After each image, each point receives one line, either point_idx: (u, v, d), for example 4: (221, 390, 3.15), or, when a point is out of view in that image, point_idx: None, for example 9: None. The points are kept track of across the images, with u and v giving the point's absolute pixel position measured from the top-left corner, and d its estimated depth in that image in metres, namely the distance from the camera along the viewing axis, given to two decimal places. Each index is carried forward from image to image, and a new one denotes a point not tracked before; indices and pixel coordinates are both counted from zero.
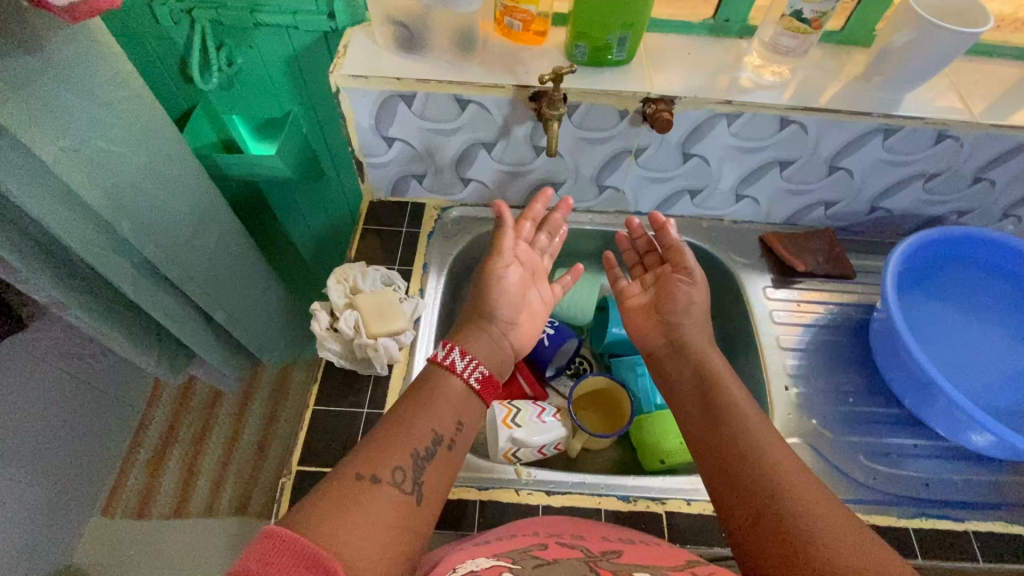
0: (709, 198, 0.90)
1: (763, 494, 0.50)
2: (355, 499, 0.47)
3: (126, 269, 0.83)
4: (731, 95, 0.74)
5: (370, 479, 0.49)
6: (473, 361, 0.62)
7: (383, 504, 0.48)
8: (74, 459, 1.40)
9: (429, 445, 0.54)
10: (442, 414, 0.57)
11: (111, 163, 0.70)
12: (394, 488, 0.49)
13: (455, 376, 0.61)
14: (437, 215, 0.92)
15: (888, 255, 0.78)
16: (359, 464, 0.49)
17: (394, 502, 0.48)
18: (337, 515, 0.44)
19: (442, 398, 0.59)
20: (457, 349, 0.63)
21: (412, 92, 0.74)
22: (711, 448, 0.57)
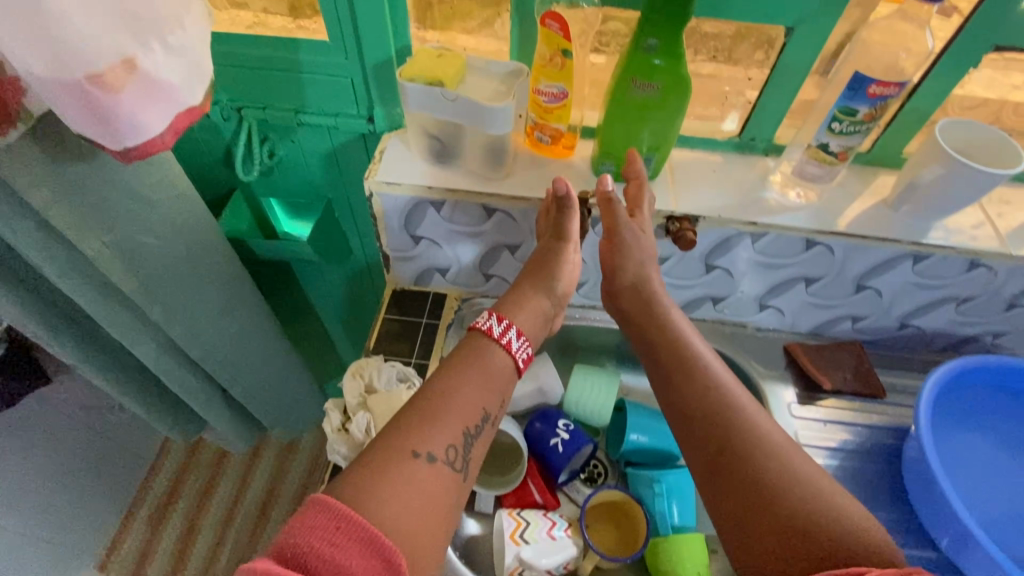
0: (731, 305, 0.89)
1: (733, 440, 0.56)
2: (414, 477, 0.51)
3: (152, 348, 0.85)
4: (755, 217, 0.75)
5: (425, 456, 0.53)
6: (525, 343, 0.66)
7: (435, 477, 0.52)
8: (77, 514, 1.39)
9: (477, 423, 0.58)
10: (487, 394, 0.61)
11: (151, 254, 0.73)
12: (446, 466, 0.54)
13: (504, 348, 0.64)
14: (457, 306, 0.93)
15: (923, 386, 0.75)
16: (416, 442, 0.53)
17: (445, 478, 0.53)
18: (398, 495, 0.49)
19: (483, 369, 0.63)
20: (512, 329, 0.66)
21: (441, 199, 0.76)
22: (682, 398, 0.61)
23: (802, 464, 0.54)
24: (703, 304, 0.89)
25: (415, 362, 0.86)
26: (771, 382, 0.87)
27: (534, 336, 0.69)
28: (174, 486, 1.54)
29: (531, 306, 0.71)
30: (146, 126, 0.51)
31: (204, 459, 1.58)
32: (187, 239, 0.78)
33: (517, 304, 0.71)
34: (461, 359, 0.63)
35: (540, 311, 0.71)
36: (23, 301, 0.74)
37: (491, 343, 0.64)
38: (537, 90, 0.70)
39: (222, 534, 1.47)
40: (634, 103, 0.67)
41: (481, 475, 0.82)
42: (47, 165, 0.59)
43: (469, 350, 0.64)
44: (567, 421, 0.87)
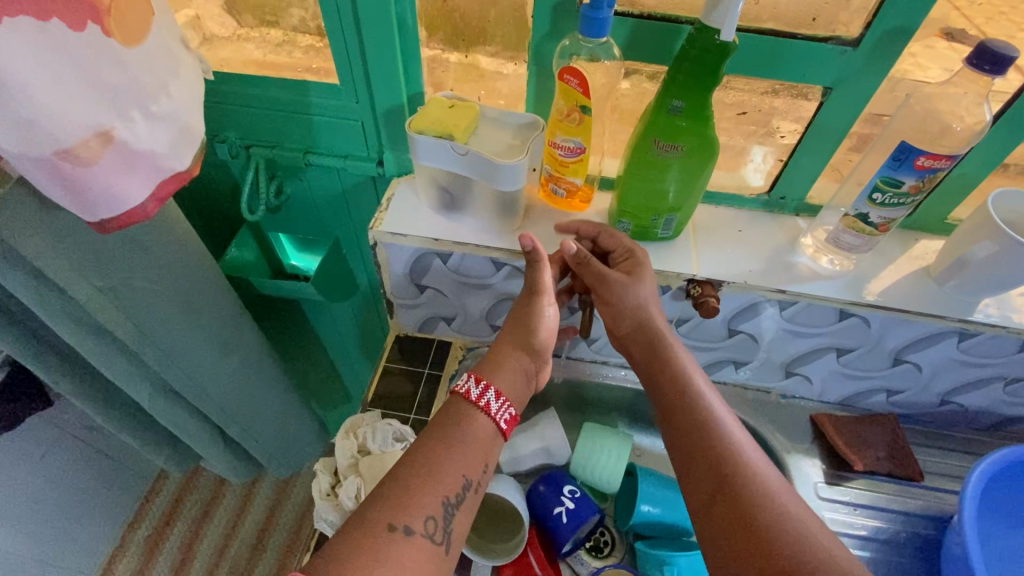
0: (754, 370, 0.83)
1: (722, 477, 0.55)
2: (389, 553, 0.48)
3: (146, 388, 0.83)
4: (783, 284, 0.69)
5: (401, 530, 0.50)
6: (506, 404, 0.61)
7: (414, 557, 0.49)
8: (73, 535, 1.37)
9: (458, 491, 0.54)
10: (470, 459, 0.57)
11: (147, 299, 0.71)
12: (425, 539, 0.50)
13: (484, 412, 0.60)
14: (462, 356, 0.88)
15: (968, 478, 0.67)
16: (391, 513, 0.51)
17: (424, 554, 0.50)
18: (376, 565, 0.47)
19: (470, 437, 0.58)
20: (492, 390, 0.61)
21: (448, 251, 0.72)
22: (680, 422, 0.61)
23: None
24: (724, 366, 0.83)
25: (414, 417, 0.82)
26: (798, 457, 0.80)
27: (522, 400, 0.64)
28: (172, 510, 1.52)
29: (512, 364, 0.65)
30: (126, 196, 0.50)
31: (204, 484, 1.56)
32: (185, 282, 0.75)
33: (495, 364, 0.65)
34: (444, 418, 0.60)
35: (520, 370, 0.66)
36: (16, 341, 0.72)
37: (470, 408, 0.60)
38: (552, 143, 0.67)
39: (217, 563, 1.44)
40: (656, 163, 0.63)
41: (479, 542, 0.76)
42: (39, 214, 0.57)
43: (452, 412, 0.60)
44: (573, 487, 0.81)
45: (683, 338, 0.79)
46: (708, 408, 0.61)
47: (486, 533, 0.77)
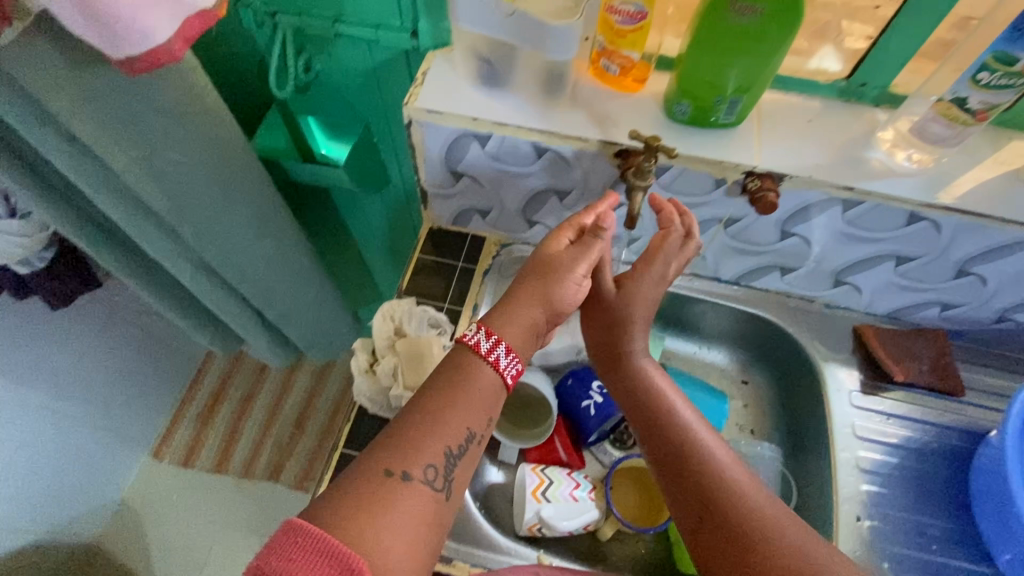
0: (801, 277, 0.79)
1: (707, 484, 0.55)
2: (388, 500, 0.44)
3: (186, 268, 0.85)
4: (852, 181, 0.64)
5: (400, 475, 0.46)
6: (517, 360, 0.55)
7: (412, 503, 0.45)
8: (133, 405, 1.50)
9: (460, 441, 0.50)
10: (473, 410, 0.52)
11: (180, 172, 0.70)
12: (425, 486, 0.47)
13: (491, 367, 0.54)
14: (496, 252, 0.87)
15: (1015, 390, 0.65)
16: (391, 459, 0.47)
17: (424, 500, 0.46)
18: (379, 497, 0.44)
19: (472, 390, 0.53)
20: (503, 345, 0.55)
21: (487, 133, 0.68)
22: (660, 439, 0.59)
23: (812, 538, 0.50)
24: (769, 272, 0.80)
25: (448, 309, 0.82)
26: (834, 365, 0.79)
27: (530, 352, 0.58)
28: (218, 390, 1.64)
29: (524, 317, 0.58)
30: (147, 35, 0.48)
31: (247, 368, 1.66)
32: (217, 158, 0.73)
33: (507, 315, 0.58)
34: (446, 367, 0.54)
35: (531, 324, 0.58)
36: (60, 212, 0.73)
37: (478, 361, 0.54)
38: (610, 8, 0.59)
39: (264, 435, 1.58)
40: (729, 32, 0.56)
41: (507, 425, 0.79)
42: (62, 69, 0.54)
43: (456, 366, 0.54)
44: (602, 383, 0.82)
45: (731, 238, 0.75)
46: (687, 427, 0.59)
47: (514, 420, 0.80)
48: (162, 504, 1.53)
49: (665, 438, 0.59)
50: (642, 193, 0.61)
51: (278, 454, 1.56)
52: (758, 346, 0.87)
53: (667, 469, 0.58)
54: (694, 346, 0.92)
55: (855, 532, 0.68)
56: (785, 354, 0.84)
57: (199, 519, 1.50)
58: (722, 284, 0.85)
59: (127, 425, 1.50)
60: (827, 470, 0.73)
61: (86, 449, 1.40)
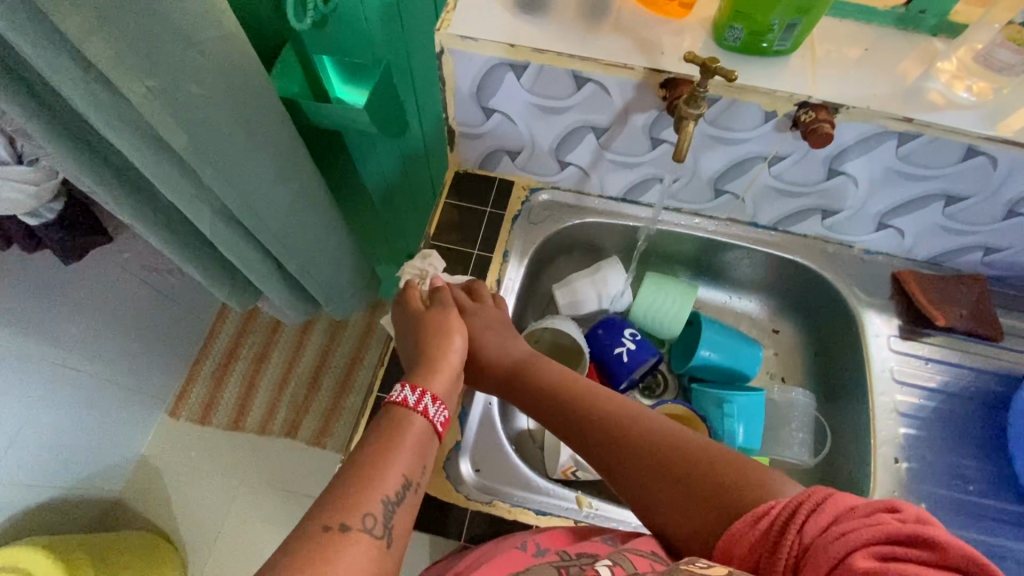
0: (843, 221, 0.77)
1: (618, 437, 0.52)
2: (330, 551, 0.40)
3: (206, 215, 0.82)
4: (912, 112, 0.61)
5: (337, 526, 0.42)
6: (445, 407, 0.55)
7: (355, 557, 0.41)
8: (150, 363, 1.50)
9: (398, 488, 0.47)
10: (408, 458, 0.50)
11: (199, 107, 0.66)
12: (366, 533, 0.43)
13: (421, 415, 0.53)
14: (525, 198, 0.84)
15: None
16: (327, 513, 0.43)
17: (367, 549, 0.42)
18: (339, 546, 0.41)
19: (404, 438, 0.51)
20: (429, 394, 0.55)
21: (525, 63, 0.64)
22: (563, 410, 0.57)
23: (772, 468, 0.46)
24: (809, 216, 0.78)
25: (477, 256, 0.80)
26: (873, 311, 0.78)
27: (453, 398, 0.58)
28: (233, 349, 1.64)
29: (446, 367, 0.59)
30: None
31: (259, 326, 1.66)
32: (236, 94, 0.70)
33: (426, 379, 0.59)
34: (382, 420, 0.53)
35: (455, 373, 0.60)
36: (78, 153, 0.70)
37: (408, 412, 0.53)
38: None
39: (280, 392, 1.59)
40: None
41: None
42: None
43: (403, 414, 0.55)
44: (634, 331, 0.81)
45: (774, 179, 0.72)
46: (584, 390, 0.57)
47: None
48: (183, 459, 1.55)
49: (595, 426, 0.54)
50: (694, 123, 0.57)
51: (295, 410, 1.57)
52: (790, 294, 0.86)
53: (576, 440, 0.55)
54: (724, 295, 0.90)
55: (892, 474, 0.68)
56: (820, 302, 0.83)
57: (220, 474, 1.52)
58: (759, 230, 0.82)
59: (143, 384, 1.50)
60: (864, 414, 0.73)
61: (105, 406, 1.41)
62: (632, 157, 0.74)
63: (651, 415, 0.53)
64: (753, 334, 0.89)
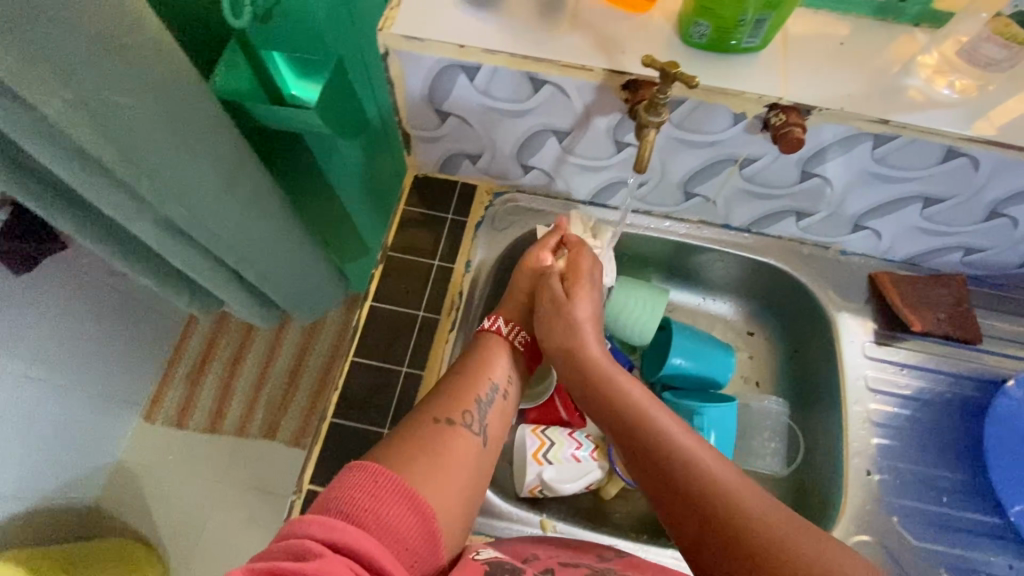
0: (818, 222, 0.74)
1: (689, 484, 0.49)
2: (441, 445, 0.52)
3: (149, 228, 0.77)
4: (888, 112, 0.57)
5: (445, 421, 0.54)
6: (521, 329, 0.66)
7: (462, 447, 0.53)
8: (119, 369, 1.45)
9: (489, 394, 0.59)
10: (495, 373, 0.61)
11: (126, 119, 0.61)
12: (468, 430, 0.55)
13: (499, 337, 0.65)
14: (488, 202, 0.80)
15: None
16: (437, 410, 0.55)
17: (467, 443, 0.54)
18: (367, 511, 0.43)
19: (492, 363, 0.62)
20: (504, 318, 0.67)
21: (476, 64, 0.59)
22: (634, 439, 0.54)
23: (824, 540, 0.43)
24: (783, 218, 0.74)
25: (438, 266, 0.76)
26: (848, 315, 0.75)
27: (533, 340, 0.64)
28: (206, 350, 1.60)
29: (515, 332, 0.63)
30: None
31: (232, 327, 1.61)
32: (168, 102, 0.64)
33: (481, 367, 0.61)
34: (434, 399, 0.57)
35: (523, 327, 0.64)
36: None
37: (493, 346, 0.64)
38: None
39: (256, 394, 1.55)
40: None
41: None
42: None
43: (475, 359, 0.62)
44: (604, 339, 0.79)
45: (746, 181, 0.69)
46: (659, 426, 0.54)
47: None
48: (158, 465, 1.51)
49: (650, 456, 0.53)
50: (654, 131, 0.53)
51: (273, 411, 1.53)
52: (766, 295, 0.83)
53: (644, 469, 0.53)
54: (698, 297, 0.87)
55: (864, 486, 0.66)
56: (796, 304, 0.80)
57: (196, 480, 1.48)
58: (732, 232, 0.79)
59: (114, 391, 1.46)
60: (837, 424, 0.71)
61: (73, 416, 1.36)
62: (597, 159, 0.70)
63: (714, 464, 0.50)
64: (728, 336, 0.86)
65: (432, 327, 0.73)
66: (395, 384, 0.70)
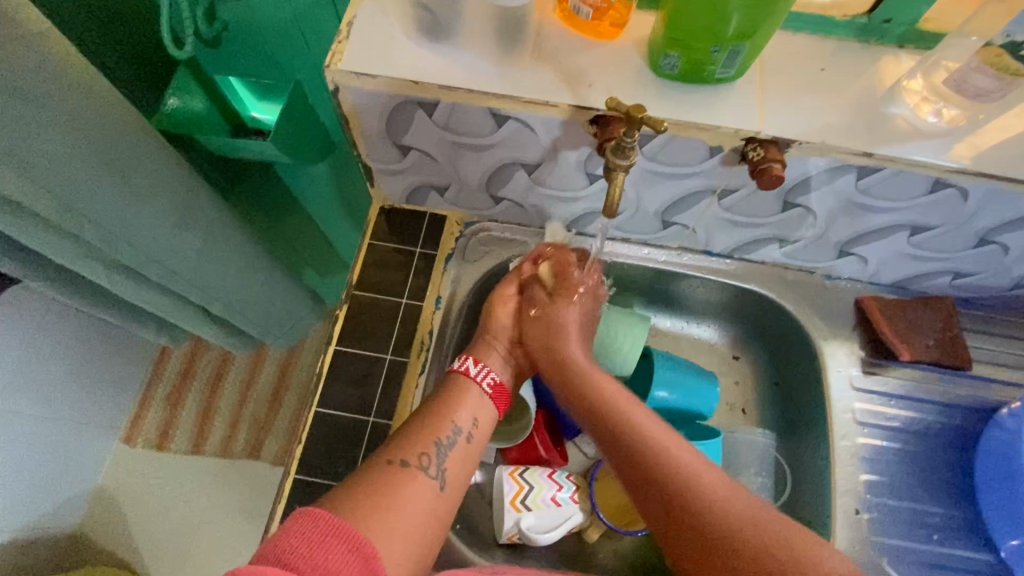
0: (802, 249, 0.71)
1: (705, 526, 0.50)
2: (391, 484, 0.50)
3: (99, 270, 0.73)
4: (872, 145, 0.53)
5: (400, 462, 0.52)
6: (488, 369, 0.63)
7: (414, 495, 0.50)
8: (95, 396, 1.40)
9: (449, 434, 0.56)
10: (459, 410, 0.59)
11: (59, 166, 0.56)
12: (422, 473, 0.52)
13: (472, 381, 0.62)
14: (458, 233, 0.77)
15: None
16: (393, 451, 0.53)
17: (422, 487, 0.51)
18: (305, 557, 0.40)
19: (459, 396, 0.60)
20: (473, 360, 0.64)
21: (434, 100, 0.55)
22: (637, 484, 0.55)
23: (804, 534, 0.47)
24: (766, 244, 0.71)
25: (406, 304, 0.73)
26: (835, 343, 0.73)
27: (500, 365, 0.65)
28: (186, 371, 1.55)
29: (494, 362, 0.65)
30: None
31: (212, 347, 1.57)
32: (107, 145, 0.60)
33: (444, 404, 0.59)
34: (399, 438, 0.55)
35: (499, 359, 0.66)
36: None
37: (464, 381, 0.62)
38: None
39: (238, 415, 1.51)
40: None
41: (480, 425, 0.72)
42: None
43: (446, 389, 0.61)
44: None
45: (725, 211, 0.66)
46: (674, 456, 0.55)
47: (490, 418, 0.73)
48: (139, 491, 1.47)
49: (660, 491, 0.53)
50: (624, 174, 0.50)
51: (255, 432, 1.49)
52: (751, 320, 0.80)
53: (653, 510, 0.53)
54: (680, 322, 0.84)
55: (853, 525, 0.64)
56: (781, 330, 0.77)
57: (177, 506, 1.44)
58: (713, 258, 0.76)
59: (91, 418, 1.41)
60: (824, 459, 0.68)
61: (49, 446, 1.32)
62: (569, 191, 0.66)
63: (732, 494, 0.51)
64: (713, 362, 0.83)
65: (401, 370, 0.70)
66: (362, 434, 0.67)
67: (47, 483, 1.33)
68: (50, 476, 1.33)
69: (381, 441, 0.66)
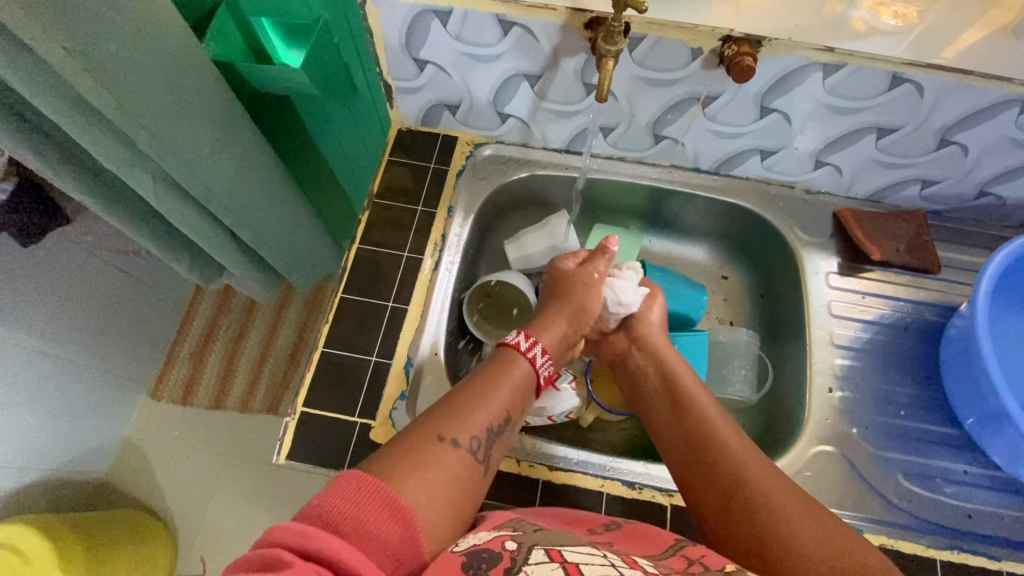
0: (782, 160, 0.77)
1: (730, 482, 0.52)
2: (429, 457, 0.46)
3: (148, 184, 0.63)
4: (833, 41, 0.60)
5: (449, 441, 0.49)
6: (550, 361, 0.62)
7: (449, 463, 0.47)
8: (125, 349, 1.34)
9: (500, 421, 0.54)
10: (509, 399, 0.56)
11: (131, 72, 0.51)
12: (469, 452, 0.49)
13: (527, 362, 0.61)
14: (469, 152, 0.85)
15: (1000, 246, 0.65)
16: (443, 428, 0.49)
17: (458, 461, 0.48)
18: (350, 516, 0.38)
19: (508, 382, 0.58)
20: (540, 346, 0.63)
21: (447, 8, 0.64)
22: (683, 445, 0.58)
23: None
24: (749, 157, 0.78)
25: (421, 212, 0.81)
26: (814, 252, 0.78)
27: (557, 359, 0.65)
28: (211, 329, 1.47)
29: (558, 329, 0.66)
30: None
31: (235, 306, 1.48)
32: (181, 69, 0.56)
33: (492, 380, 0.57)
34: (444, 415, 0.51)
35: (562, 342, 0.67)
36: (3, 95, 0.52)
37: (514, 356, 0.61)
38: None
39: (258, 372, 1.41)
40: None
41: (492, 327, 0.81)
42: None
43: (498, 361, 0.60)
44: None
45: (709, 120, 0.73)
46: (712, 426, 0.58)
47: (496, 322, 0.82)
48: (158, 444, 1.37)
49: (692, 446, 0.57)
50: (613, 60, 0.58)
51: (275, 389, 1.39)
52: (737, 238, 0.87)
53: (691, 463, 0.56)
54: (673, 244, 0.91)
55: (828, 403, 0.70)
56: (767, 242, 0.83)
57: (204, 471, 1.33)
58: (701, 174, 0.82)
59: (125, 369, 1.36)
60: (803, 349, 0.75)
61: (78, 402, 1.25)
62: (569, 104, 0.74)
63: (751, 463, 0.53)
64: (704, 279, 0.90)
65: (416, 267, 0.78)
66: (381, 321, 0.74)
67: (75, 436, 1.26)
68: (78, 430, 1.26)
69: (398, 326, 0.74)
